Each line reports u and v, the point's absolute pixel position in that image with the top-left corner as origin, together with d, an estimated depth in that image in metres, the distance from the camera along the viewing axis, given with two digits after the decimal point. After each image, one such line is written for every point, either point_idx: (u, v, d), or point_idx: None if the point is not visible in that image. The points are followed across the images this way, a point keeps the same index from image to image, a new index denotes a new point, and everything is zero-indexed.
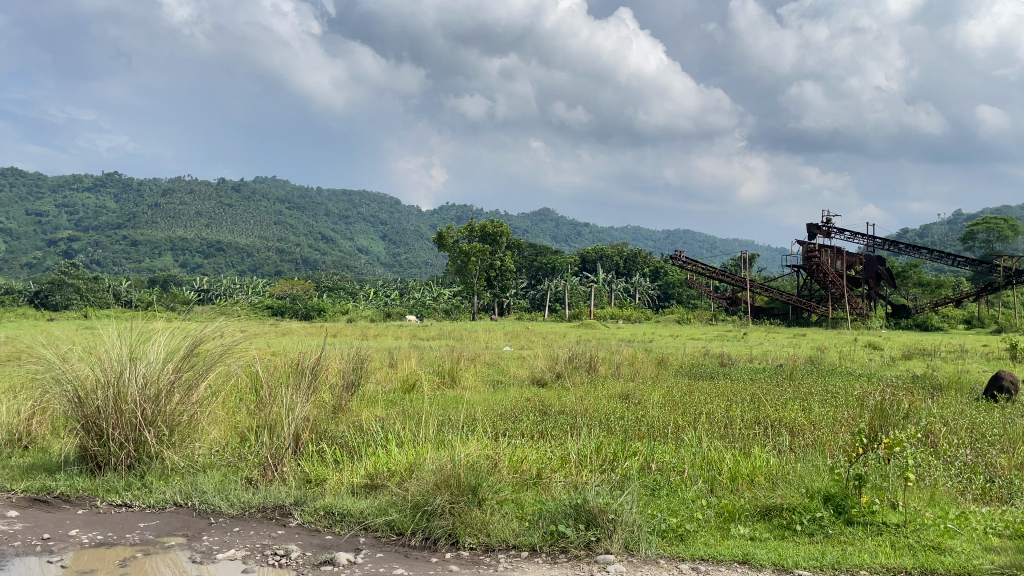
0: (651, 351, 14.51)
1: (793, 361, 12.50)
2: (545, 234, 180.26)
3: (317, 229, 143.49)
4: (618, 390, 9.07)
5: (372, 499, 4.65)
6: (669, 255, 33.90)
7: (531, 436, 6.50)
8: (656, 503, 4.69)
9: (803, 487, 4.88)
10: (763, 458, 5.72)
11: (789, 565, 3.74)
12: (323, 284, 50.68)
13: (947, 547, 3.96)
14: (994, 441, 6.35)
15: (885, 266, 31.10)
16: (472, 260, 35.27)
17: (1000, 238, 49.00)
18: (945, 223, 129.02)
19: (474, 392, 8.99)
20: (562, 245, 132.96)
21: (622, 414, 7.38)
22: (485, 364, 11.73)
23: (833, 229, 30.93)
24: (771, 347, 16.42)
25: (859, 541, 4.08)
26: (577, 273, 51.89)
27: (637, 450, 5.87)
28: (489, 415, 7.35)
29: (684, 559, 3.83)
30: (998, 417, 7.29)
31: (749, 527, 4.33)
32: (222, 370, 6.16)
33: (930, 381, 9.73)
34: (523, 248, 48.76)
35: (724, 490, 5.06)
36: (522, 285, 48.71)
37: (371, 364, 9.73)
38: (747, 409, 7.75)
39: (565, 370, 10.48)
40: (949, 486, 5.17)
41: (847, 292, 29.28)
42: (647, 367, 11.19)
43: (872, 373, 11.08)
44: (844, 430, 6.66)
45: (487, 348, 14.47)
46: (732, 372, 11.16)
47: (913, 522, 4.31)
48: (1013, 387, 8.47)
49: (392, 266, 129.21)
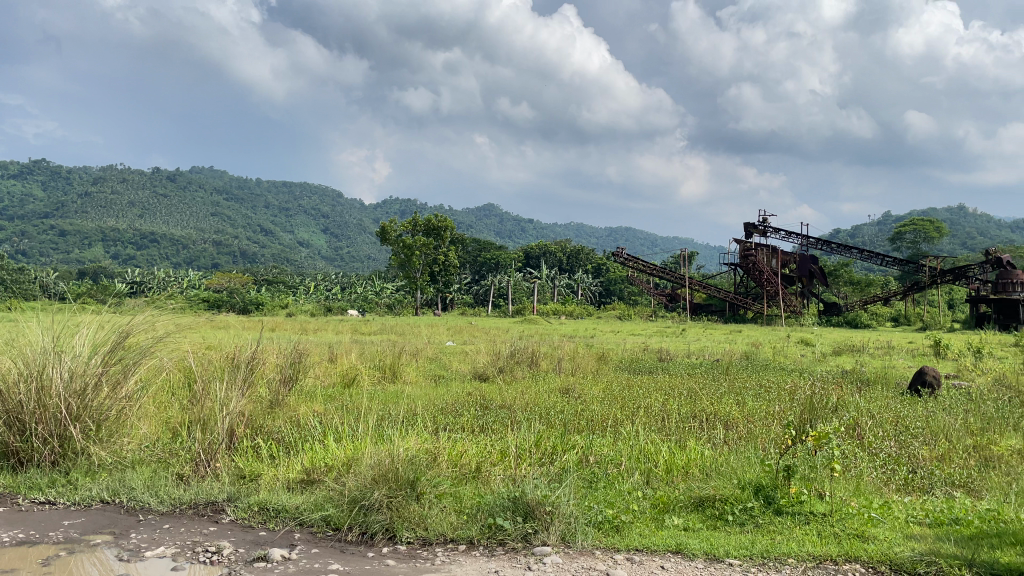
0: (593, 347, 14.65)
1: (729, 356, 12.78)
2: (489, 230, 180.23)
3: (256, 223, 140.49)
4: (558, 385, 9.16)
5: (308, 494, 4.60)
6: (612, 252, 34.25)
7: (472, 430, 6.52)
8: (594, 495, 4.75)
9: (734, 478, 5.02)
10: (698, 450, 5.87)
11: (719, 554, 3.83)
12: (262, 277, 49.69)
13: (869, 535, 4.11)
14: (915, 433, 6.62)
15: (817, 265, 32.03)
16: (416, 254, 34.99)
17: (925, 240, 50.99)
18: (875, 225, 133.55)
19: (414, 387, 8.95)
20: (505, 241, 133.20)
21: (562, 408, 7.46)
22: (427, 359, 11.66)
23: (769, 229, 31.71)
24: (708, 343, 16.75)
25: (788, 531, 4.20)
26: (521, 268, 51.97)
27: (576, 443, 5.94)
28: (430, 410, 7.34)
29: (619, 550, 3.89)
30: (922, 411, 7.60)
31: (683, 518, 4.42)
32: (151, 365, 6.02)
33: (858, 376, 10.08)
34: (467, 243, 48.57)
35: (659, 482, 5.16)
36: (466, 280, 48.54)
37: (309, 359, 9.57)
38: (684, 403, 7.92)
39: (507, 365, 10.53)
40: (873, 476, 5.37)
41: (781, 290, 30.06)
42: (588, 363, 11.29)
43: (803, 368, 11.42)
44: (775, 423, 6.87)
45: (428, 343, 14.35)
46: (671, 367, 11.35)
47: (839, 511, 4.47)
48: (935, 382, 8.84)
49: (334, 261, 127.51)
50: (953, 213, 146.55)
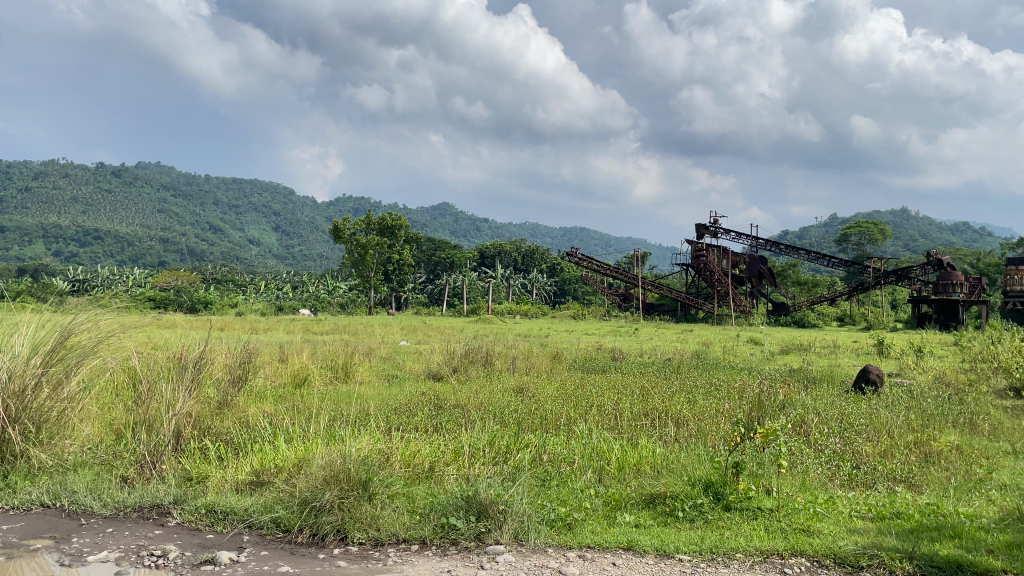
0: (547, 346, 14.71)
1: (680, 355, 12.94)
2: (444, 229, 179.61)
3: (206, 220, 137.75)
4: (513, 384, 9.17)
5: (257, 496, 4.52)
6: (566, 252, 34.42)
7: (426, 430, 6.49)
8: (547, 493, 4.77)
9: (685, 475, 5.09)
10: (649, 448, 5.94)
11: (670, 550, 3.89)
12: (211, 276, 48.69)
13: (815, 529, 4.21)
14: (859, 430, 6.80)
15: (766, 266, 32.69)
16: (370, 253, 34.67)
17: (870, 242, 52.43)
18: (822, 228, 136.80)
19: (367, 386, 8.89)
20: (459, 241, 133.01)
21: (516, 407, 7.47)
22: (380, 358, 11.55)
23: (720, 229, 32.22)
24: (661, 342, 16.96)
25: (736, 526, 4.28)
26: (476, 267, 51.83)
27: (529, 442, 5.95)
28: (383, 409, 7.28)
29: (571, 547, 3.92)
30: (866, 408, 7.82)
31: (634, 515, 4.48)
32: (95, 365, 5.87)
33: (805, 374, 10.32)
34: (422, 242, 48.33)
35: (611, 479, 5.21)
36: (420, 279, 48.27)
37: (259, 358, 9.41)
38: (636, 401, 8.00)
39: (461, 365, 10.51)
40: (819, 472, 5.49)
41: (731, 290, 30.57)
42: (542, 362, 11.34)
43: (752, 367, 11.62)
44: (724, 421, 6.99)
45: (382, 343, 14.25)
46: (624, 366, 11.45)
47: (785, 506, 4.57)
48: (878, 379, 9.09)
49: (286, 259, 125.78)
50: (896, 215, 151.06)
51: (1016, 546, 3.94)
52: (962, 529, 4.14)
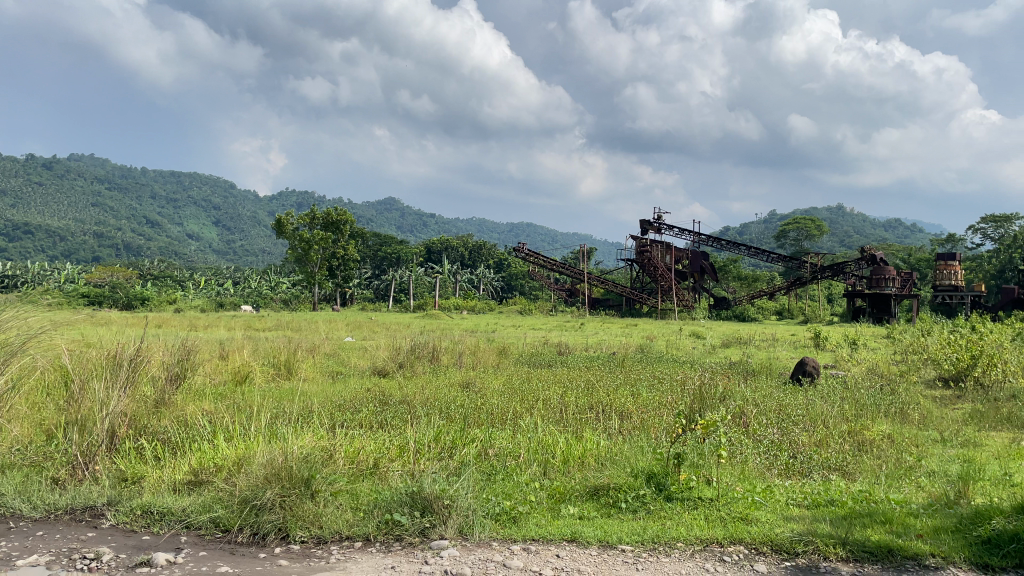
0: (494, 341, 14.72)
1: (625, 349, 13.09)
2: (390, 224, 178.08)
3: (142, 214, 133.85)
4: (459, 379, 9.17)
5: (195, 496, 4.43)
6: (513, 248, 34.46)
7: (371, 426, 6.44)
8: (492, 487, 4.79)
9: (628, 466, 5.17)
10: (594, 441, 6.00)
11: (612, 541, 3.94)
12: (147, 271, 47.24)
13: (753, 517, 4.32)
14: (797, 420, 6.99)
15: (708, 261, 33.29)
16: (314, 248, 34.13)
17: (807, 238, 53.98)
18: (762, 224, 140.01)
19: (311, 383, 8.78)
20: (406, 238, 132.15)
21: (462, 402, 7.46)
22: (324, 355, 11.39)
23: (663, 226, 32.69)
24: (606, 336, 17.18)
25: (678, 516, 4.36)
26: (422, 262, 51.44)
27: (475, 436, 5.97)
28: (327, 406, 7.20)
29: (516, 540, 3.94)
30: (802, 399, 8.05)
31: (578, 507, 4.53)
32: (23, 363, 5.68)
33: (745, 366, 10.59)
34: (367, 237, 47.88)
35: (556, 472, 5.25)
36: (365, 275, 47.75)
37: (198, 355, 9.18)
38: (580, 395, 8.08)
39: (407, 360, 10.46)
40: (757, 462, 5.64)
41: (675, 285, 31.03)
42: (489, 356, 11.37)
43: (694, 360, 11.86)
44: (667, 413, 7.13)
45: (326, 338, 14.12)
46: (569, 360, 11.52)
47: (725, 496, 4.69)
48: (815, 371, 9.38)
49: (227, 254, 123.22)
50: (832, 212, 155.46)
51: (942, 530, 4.12)
52: (892, 514, 4.30)
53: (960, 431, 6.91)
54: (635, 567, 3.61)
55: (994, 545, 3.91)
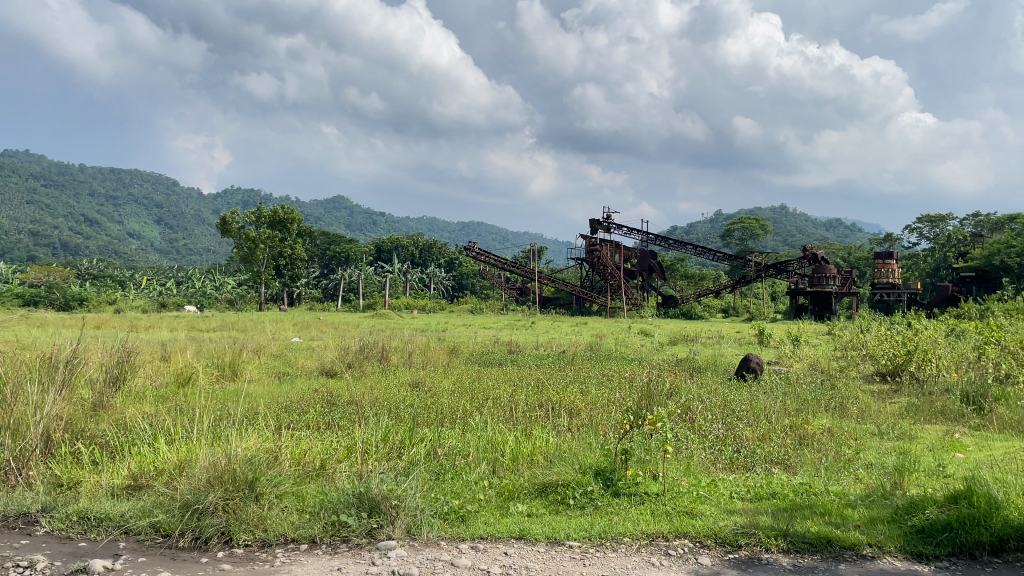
0: (444, 340, 14.71)
1: (575, 347, 13.18)
2: (340, 223, 176.01)
3: (81, 212, 129.86)
4: (409, 378, 9.14)
5: (135, 500, 4.32)
6: (464, 246, 34.37)
7: (318, 428, 6.36)
8: (440, 487, 4.78)
9: (576, 463, 5.23)
10: (543, 438, 6.04)
11: (560, 537, 3.97)
12: (86, 271, 45.79)
13: (697, 511, 4.40)
14: (740, 415, 7.14)
15: (656, 260, 33.74)
16: (260, 247, 33.52)
17: (751, 237, 55.15)
18: (709, 223, 142.47)
19: (257, 384, 8.65)
20: (355, 237, 130.98)
21: (412, 402, 7.43)
22: (271, 356, 11.20)
23: (612, 225, 33.01)
24: (555, 334, 17.32)
25: (624, 511, 4.41)
26: (372, 261, 50.99)
27: (424, 436, 5.95)
28: (273, 407, 7.11)
29: (464, 539, 3.94)
30: (746, 394, 8.23)
31: (527, 504, 4.55)
32: None
33: (691, 364, 10.78)
34: (315, 236, 47.32)
35: (505, 470, 5.27)
36: (314, 275, 47.15)
37: (138, 357, 8.94)
38: (530, 393, 8.10)
39: (356, 360, 10.37)
40: (702, 457, 5.74)
41: (624, 284, 31.35)
42: (439, 356, 11.35)
43: (642, 357, 12.02)
44: (615, 409, 7.22)
45: (273, 339, 13.89)
46: (520, 359, 11.56)
47: (670, 490, 4.77)
48: (758, 367, 9.59)
49: (170, 253, 120.30)
50: (776, 212, 159.11)
51: (878, 521, 4.25)
52: (831, 506, 4.43)
53: (897, 424, 7.14)
54: (582, 562, 3.65)
55: (928, 534, 4.06)
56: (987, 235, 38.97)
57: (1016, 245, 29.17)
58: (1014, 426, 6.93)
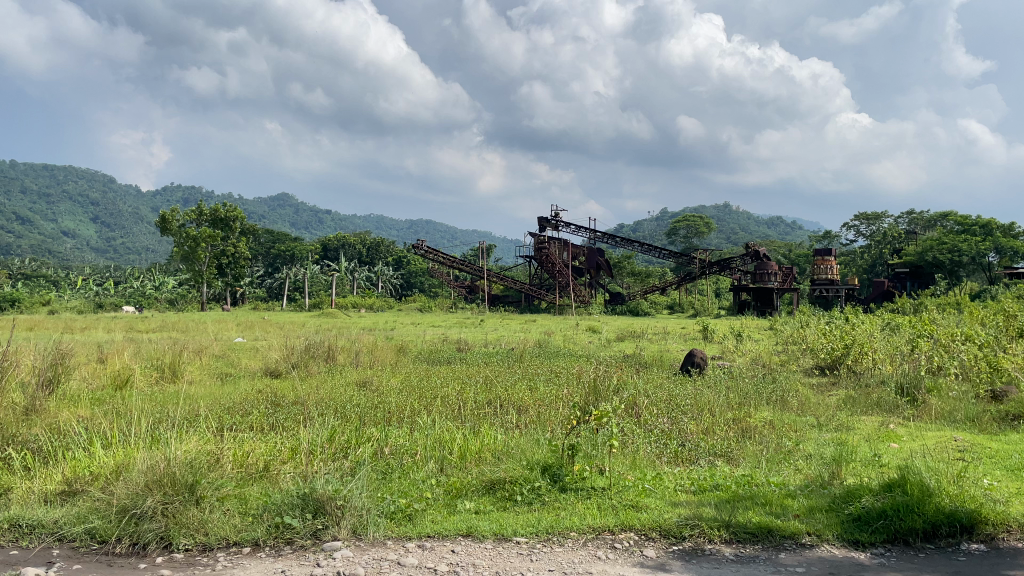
0: (392, 339, 14.63)
1: (523, 345, 13.23)
2: (285, 221, 173.15)
3: (12, 210, 125.09)
4: (355, 378, 9.06)
5: (69, 507, 4.18)
6: (412, 245, 34.11)
7: (262, 429, 6.26)
8: (387, 486, 4.74)
9: (523, 459, 5.25)
10: (491, 435, 6.04)
11: (507, 533, 3.98)
12: (19, 271, 44.15)
13: (642, 504, 4.46)
14: (685, 409, 7.28)
15: (603, 257, 34.06)
16: (201, 246, 32.73)
17: (696, 235, 56.07)
18: (654, 221, 144.42)
19: (198, 385, 8.45)
20: (300, 235, 129.20)
21: (359, 401, 7.35)
22: (213, 357, 10.97)
23: (560, 223, 33.22)
24: (504, 332, 17.34)
25: (571, 506, 4.45)
26: (318, 260, 50.32)
27: (370, 435, 5.90)
28: (214, 409, 6.96)
29: (411, 538, 3.92)
30: (691, 389, 8.37)
31: (475, 502, 4.55)
32: None
33: (638, 359, 10.92)
34: (259, 234, 46.50)
35: (452, 468, 5.27)
36: (258, 274, 46.33)
37: (72, 359, 8.67)
38: (479, 391, 8.10)
39: (301, 360, 10.22)
40: (648, 451, 5.82)
41: (572, 281, 31.59)
42: (386, 355, 11.25)
43: (589, 353, 12.12)
44: (562, 406, 7.27)
45: (215, 340, 13.57)
46: (469, 357, 11.55)
47: (617, 484, 4.83)
48: (702, 362, 9.77)
49: (107, 252, 116.70)
50: (719, 210, 162.41)
51: (817, 510, 4.37)
52: (772, 497, 4.54)
53: (835, 416, 7.36)
54: (529, 558, 3.67)
55: (864, 522, 4.19)
56: (920, 232, 40.31)
57: (948, 241, 30.35)
58: (945, 417, 7.21)
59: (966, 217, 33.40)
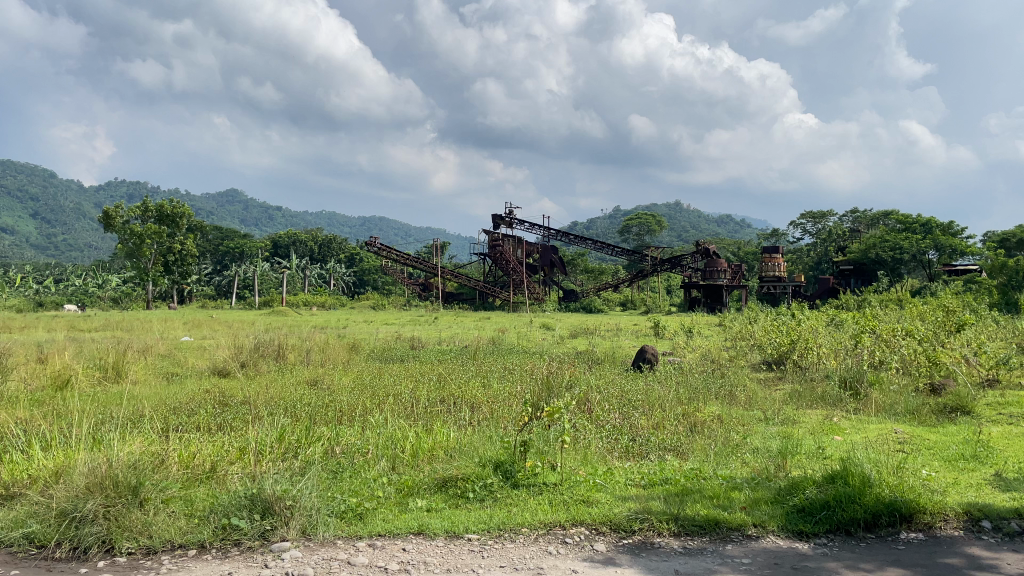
0: (344, 337, 14.51)
1: (477, 342, 13.25)
2: (234, 218, 170.02)
3: None
4: (306, 377, 8.95)
5: (6, 511, 4.06)
6: (365, 242, 33.77)
7: (210, 429, 6.15)
8: (338, 486, 4.70)
9: (476, 456, 5.26)
10: (444, 433, 6.04)
11: (459, 530, 4.00)
12: None
13: (593, 499, 4.51)
14: (636, 404, 7.36)
15: (557, 255, 34.22)
16: (147, 243, 31.96)
17: (648, 233, 56.73)
18: (607, 219, 145.66)
19: (144, 386, 8.26)
20: (250, 232, 127.10)
21: (309, 401, 7.27)
22: (159, 356, 10.75)
23: (515, 220, 33.27)
24: (456, 329, 17.33)
25: (523, 502, 4.48)
26: (269, 257, 49.53)
27: (321, 435, 5.82)
28: (160, 409, 6.83)
29: (361, 537, 3.90)
30: (643, 384, 8.48)
31: (426, 499, 4.55)
32: None
33: (590, 355, 11.03)
34: (207, 231, 45.61)
35: (404, 466, 5.25)
36: (207, 271, 45.42)
37: (9, 360, 8.38)
38: (433, 389, 8.07)
39: (250, 359, 10.07)
40: (599, 446, 5.89)
41: (526, 278, 31.68)
42: (338, 353, 11.16)
43: (543, 350, 12.17)
44: (515, 402, 7.31)
45: (161, 338, 13.28)
46: (422, 354, 11.52)
47: (568, 480, 4.87)
48: (654, 358, 9.91)
49: (47, 249, 113.08)
50: (670, 209, 164.52)
51: (763, 502, 4.47)
52: (719, 490, 4.62)
53: (781, 409, 7.53)
54: (480, 555, 3.68)
55: (807, 512, 4.30)
56: (864, 230, 41.40)
57: (889, 239, 31.22)
58: (886, 409, 7.43)
59: (907, 216, 34.39)
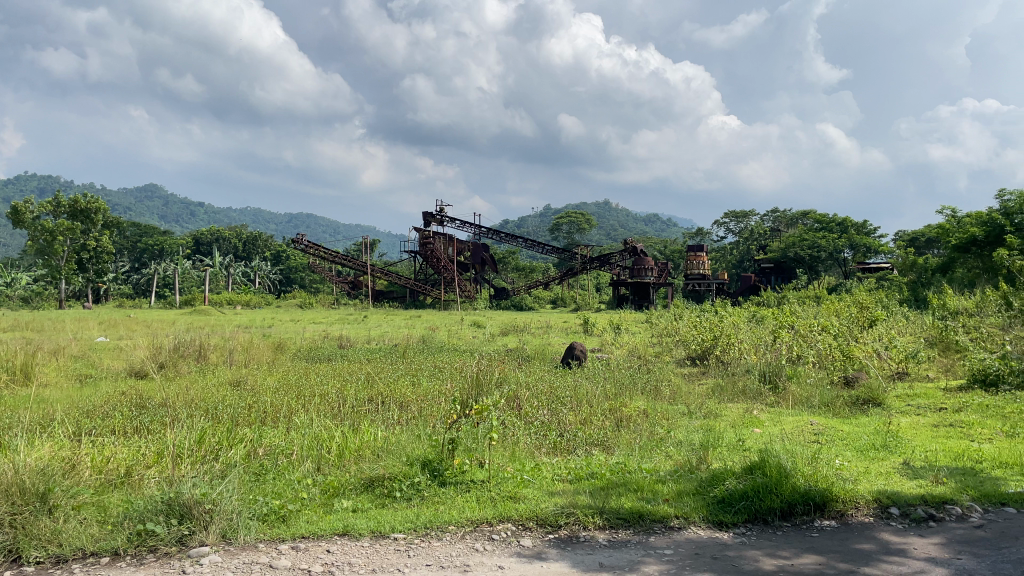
0: (268, 336, 14.19)
1: (405, 340, 13.16)
2: (154, 215, 164.27)
3: None
4: (229, 377, 8.75)
5: None
6: (292, 240, 33.03)
7: (125, 433, 5.96)
8: (260, 488, 4.60)
9: (403, 456, 5.22)
10: (371, 432, 5.99)
11: (385, 530, 3.97)
12: None
13: (520, 495, 4.54)
14: (564, 400, 7.44)
15: (488, 252, 34.24)
16: (59, 239, 30.56)
17: (578, 231, 57.45)
18: (537, 217, 146.75)
19: (55, 388, 7.92)
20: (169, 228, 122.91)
21: (231, 402, 7.10)
22: (71, 358, 10.30)
23: (445, 218, 33.15)
24: (385, 328, 17.19)
25: (450, 500, 4.48)
26: (190, 255, 47.97)
27: (243, 436, 5.70)
28: (73, 413, 6.56)
29: (284, 540, 3.84)
30: (571, 380, 8.59)
31: (352, 500, 4.50)
32: None
33: (520, 352, 11.11)
34: (124, 228, 43.90)
35: (329, 467, 5.18)
36: (124, 269, 43.71)
37: None
38: (360, 388, 7.98)
39: (169, 360, 9.78)
40: (527, 443, 5.93)
41: (457, 276, 31.60)
42: (262, 353, 10.93)
43: (471, 348, 12.20)
44: (443, 400, 7.29)
45: (72, 339, 12.72)
46: (349, 353, 11.38)
47: (495, 476, 4.90)
48: (582, 354, 10.02)
49: None
50: (599, 207, 166.73)
51: (685, 494, 4.58)
52: (643, 482, 4.73)
53: (703, 404, 7.73)
54: (406, 554, 3.67)
55: (727, 503, 4.43)
56: (783, 229, 42.86)
57: (808, 237, 32.42)
58: (803, 402, 7.72)
59: (824, 216, 35.77)
